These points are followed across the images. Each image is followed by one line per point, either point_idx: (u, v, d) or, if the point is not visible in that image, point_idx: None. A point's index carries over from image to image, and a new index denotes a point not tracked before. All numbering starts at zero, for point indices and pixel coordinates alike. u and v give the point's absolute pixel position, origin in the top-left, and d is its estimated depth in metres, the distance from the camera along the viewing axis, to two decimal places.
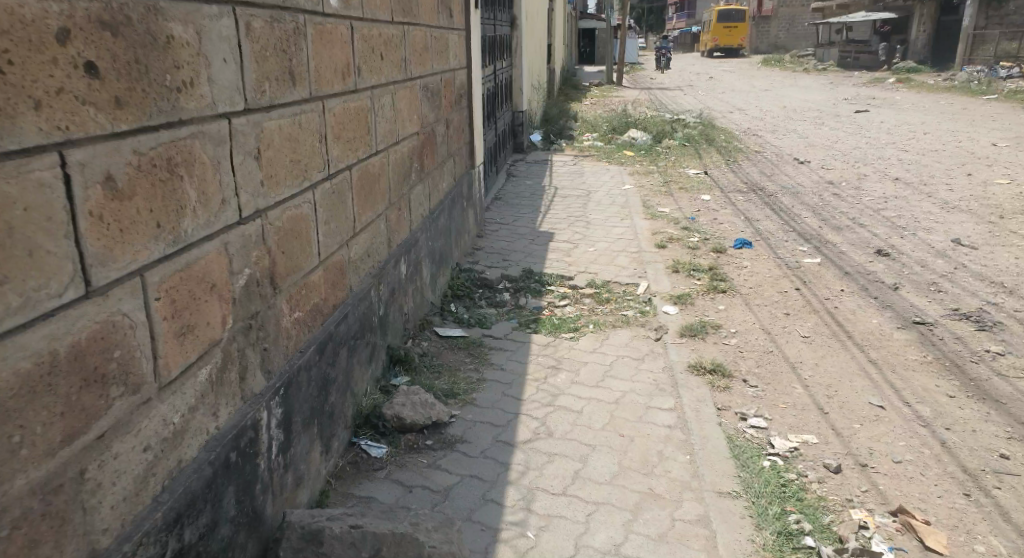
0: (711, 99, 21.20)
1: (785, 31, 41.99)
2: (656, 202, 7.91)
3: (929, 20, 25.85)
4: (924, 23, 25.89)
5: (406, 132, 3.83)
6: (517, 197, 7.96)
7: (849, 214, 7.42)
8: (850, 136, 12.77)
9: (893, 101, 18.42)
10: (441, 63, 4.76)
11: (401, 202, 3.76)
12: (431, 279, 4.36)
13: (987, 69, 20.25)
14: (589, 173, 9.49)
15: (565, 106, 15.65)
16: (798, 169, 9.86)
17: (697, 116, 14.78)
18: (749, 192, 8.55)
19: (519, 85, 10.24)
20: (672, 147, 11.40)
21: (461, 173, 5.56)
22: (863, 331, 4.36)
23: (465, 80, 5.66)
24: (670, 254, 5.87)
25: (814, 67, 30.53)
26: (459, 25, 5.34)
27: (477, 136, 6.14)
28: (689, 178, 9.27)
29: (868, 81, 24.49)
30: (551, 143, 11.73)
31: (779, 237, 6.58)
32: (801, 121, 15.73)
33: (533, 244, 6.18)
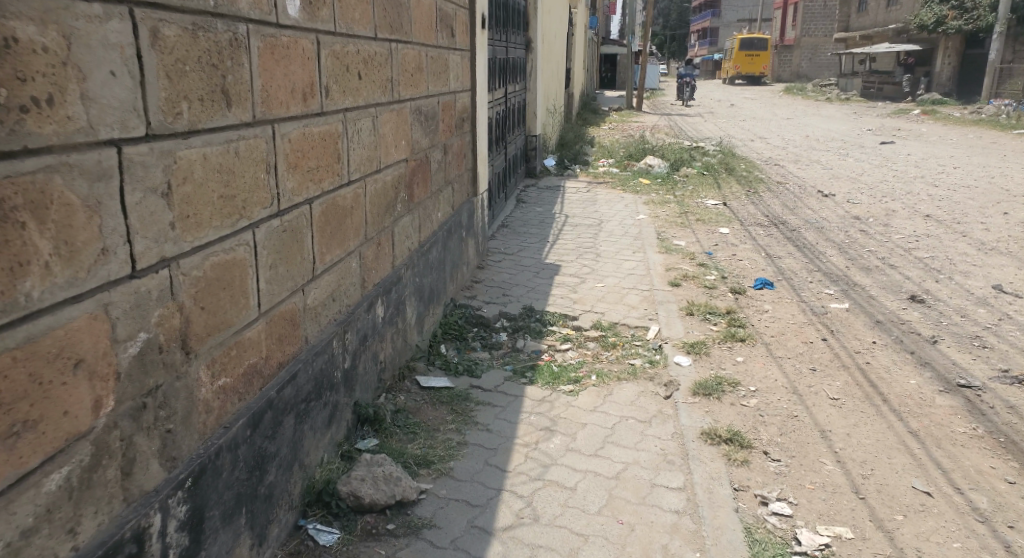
0: (732, 126, 20.76)
1: (808, 59, 41.55)
2: (672, 235, 7.46)
3: (955, 53, 25.53)
4: (949, 56, 25.66)
5: (391, 159, 3.46)
6: (526, 225, 7.56)
7: (878, 252, 6.91)
8: (876, 168, 12.29)
9: (920, 134, 17.88)
10: (440, 85, 4.41)
11: (382, 236, 3.38)
12: (418, 319, 3.96)
13: (1015, 103, 19.72)
14: (603, 202, 9.08)
15: (582, 130, 15.31)
16: (822, 202, 9.41)
17: (717, 144, 14.39)
18: (770, 226, 8.08)
19: (534, 109, 9.90)
20: (690, 175, 10.99)
21: (461, 202, 5.18)
22: (901, 394, 3.87)
23: (469, 103, 5.30)
24: (684, 293, 5.41)
25: (837, 97, 30.12)
26: (463, 44, 4.98)
27: (483, 161, 5.76)
28: (707, 209, 8.84)
29: (892, 112, 24.01)
30: (566, 168, 11.36)
31: (802, 276, 6.08)
32: (824, 150, 15.28)
33: (536, 278, 5.73)
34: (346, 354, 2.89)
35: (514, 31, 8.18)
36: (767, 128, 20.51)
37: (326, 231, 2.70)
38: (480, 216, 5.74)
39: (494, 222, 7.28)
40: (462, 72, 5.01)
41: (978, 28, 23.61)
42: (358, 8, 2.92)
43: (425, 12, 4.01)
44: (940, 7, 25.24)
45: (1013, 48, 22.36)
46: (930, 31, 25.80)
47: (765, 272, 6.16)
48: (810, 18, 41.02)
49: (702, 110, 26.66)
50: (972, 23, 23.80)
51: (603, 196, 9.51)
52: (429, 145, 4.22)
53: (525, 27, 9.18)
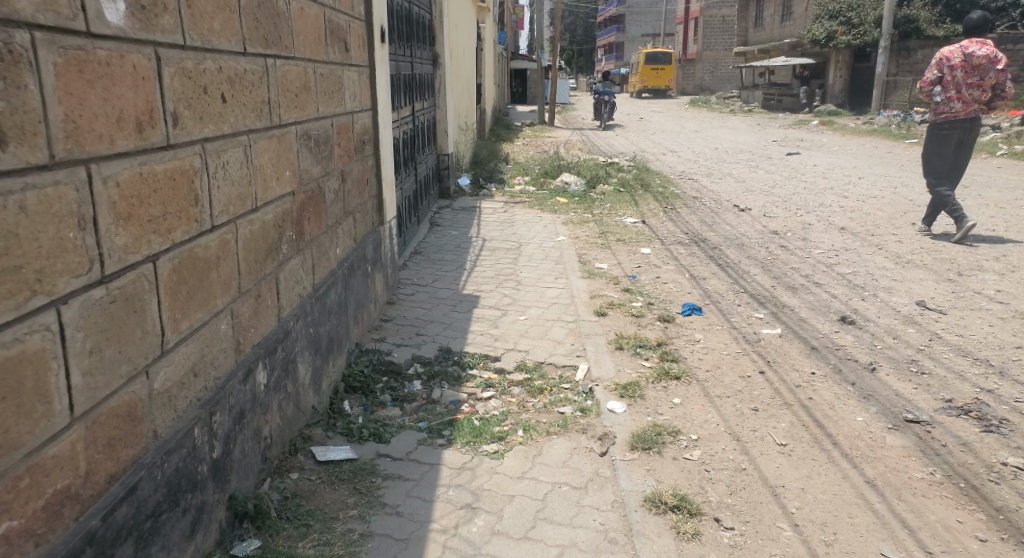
0: (644, 140, 20.83)
1: (712, 73, 42.65)
2: (593, 257, 7.09)
3: (844, 67, 26.41)
4: (840, 70, 26.47)
5: (272, 194, 2.93)
6: (440, 251, 7.04)
7: (801, 269, 6.72)
8: (787, 180, 12.36)
9: (822, 144, 18.30)
10: (332, 105, 3.88)
11: (262, 286, 2.84)
12: (315, 376, 3.42)
13: (903, 114, 20.54)
14: (520, 223, 8.67)
15: (495, 148, 14.95)
16: (739, 217, 9.28)
17: (631, 159, 14.26)
18: (691, 244, 7.83)
19: (444, 127, 9.43)
20: (607, 193, 10.73)
21: (366, 234, 4.64)
22: (848, 435, 3.50)
23: (370, 124, 4.79)
24: (611, 323, 5.00)
25: (740, 110, 30.94)
26: (360, 59, 4.47)
27: (391, 186, 5.25)
28: (627, 228, 8.55)
29: (796, 122, 24.68)
30: (481, 188, 10.91)
31: (729, 298, 5.78)
32: (735, 163, 15.39)
33: (453, 311, 5.21)
34: (215, 440, 2.34)
35: (419, 46, 7.70)
36: (678, 141, 20.67)
37: (181, 292, 2.16)
38: (388, 248, 5.20)
39: (405, 250, 6.74)
40: (360, 90, 4.49)
41: (865, 44, 24.59)
42: (217, 16, 2.40)
43: (311, 22, 3.50)
44: (828, 23, 26.11)
45: (897, 62, 23.18)
46: (821, 45, 26.58)
47: (693, 295, 5.84)
48: (710, 34, 42.15)
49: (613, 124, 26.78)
50: (861, 37, 24.77)
51: (520, 216, 9.10)
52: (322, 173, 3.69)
53: (431, 42, 8.72)
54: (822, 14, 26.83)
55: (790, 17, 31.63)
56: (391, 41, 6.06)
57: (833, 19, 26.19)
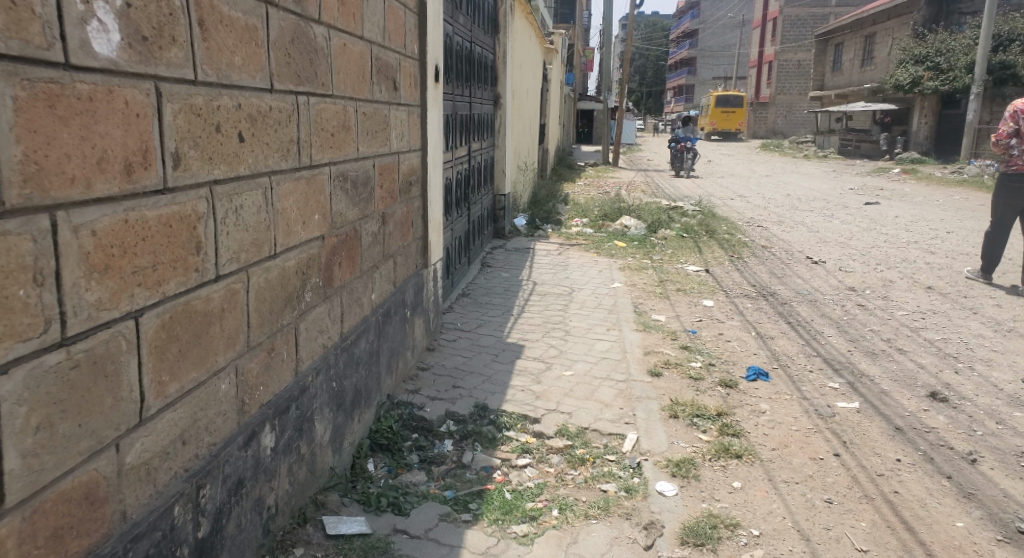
0: (712, 183, 20.33)
1: (785, 116, 41.80)
2: (650, 307, 6.72)
3: (931, 113, 25.48)
4: (926, 117, 25.58)
5: (294, 240, 2.69)
6: (488, 294, 6.80)
7: (879, 332, 6.21)
8: (865, 232, 11.74)
9: (903, 194, 17.49)
10: (375, 145, 3.65)
11: (277, 339, 2.60)
12: (333, 433, 3.17)
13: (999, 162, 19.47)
14: (575, 267, 8.37)
15: (556, 188, 14.73)
16: (812, 270, 8.77)
17: (697, 203, 13.84)
18: (757, 297, 7.38)
19: (502, 166, 9.26)
20: (670, 238, 10.34)
21: (405, 278, 4.42)
22: (946, 544, 3.07)
23: (418, 164, 4.58)
24: (666, 385, 4.63)
25: (815, 155, 30.10)
26: (410, 97, 4.27)
27: (436, 228, 5.02)
28: (690, 277, 8.15)
29: (873, 170, 23.77)
30: (537, 228, 10.66)
31: (797, 362, 5.34)
32: (810, 211, 14.79)
33: (494, 362, 4.93)
34: (202, 517, 2.07)
35: (480, 84, 7.56)
36: (747, 185, 20.11)
37: (172, 349, 1.89)
38: (431, 292, 4.98)
39: (450, 292, 6.52)
40: (408, 129, 4.28)
41: (954, 89, 23.52)
42: (240, 49, 2.16)
43: (356, 58, 3.30)
44: (914, 67, 25.28)
45: (992, 110, 22.28)
46: (906, 91, 25.72)
47: (758, 356, 5.42)
48: (785, 77, 41.38)
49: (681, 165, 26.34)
50: (949, 84, 23.75)
51: (575, 260, 8.80)
52: (358, 216, 3.46)
53: (492, 80, 8.58)
54: (905, 60, 25.92)
55: (872, 61, 30.69)
56: (448, 79, 5.90)
57: (918, 64, 25.28)
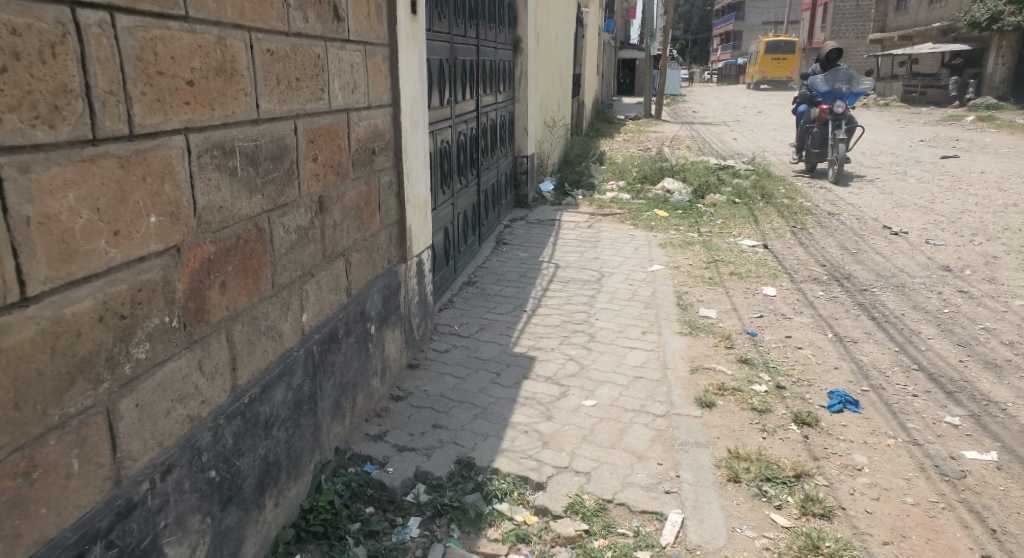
0: (766, 137, 18.72)
1: (842, 63, 39.28)
2: (694, 299, 5.50)
3: (1009, 53, 23.38)
4: (1003, 56, 23.49)
5: (86, 265, 1.61)
6: (497, 283, 5.70)
7: (992, 331, 4.90)
8: (946, 192, 10.28)
9: (981, 145, 15.78)
10: (302, 98, 2.59)
11: (46, 450, 1.53)
12: (212, 549, 2.04)
13: None
14: (605, 245, 7.22)
15: (591, 145, 13.49)
16: (890, 242, 7.44)
17: (750, 161, 12.45)
18: (831, 280, 6.09)
19: (523, 124, 8.33)
20: (718, 204, 9.00)
21: (370, 277, 3.39)
22: None
23: (387, 126, 3.55)
24: (720, 424, 3.45)
25: (875, 103, 28.09)
26: (368, 37, 3.21)
27: (417, 206, 3.99)
28: (742, 253, 6.90)
29: (942, 118, 21.87)
30: (565, 194, 9.52)
31: (891, 380, 4.11)
32: (878, 167, 13.28)
33: (492, 385, 3.80)
34: None
35: (490, 25, 6.41)
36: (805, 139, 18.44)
37: None
38: (411, 293, 3.94)
39: (451, 285, 5.46)
40: (367, 78, 3.23)
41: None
42: None
43: None
44: (996, 1, 23.14)
45: None
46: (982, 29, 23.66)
47: (839, 373, 4.19)
48: (841, 20, 38.82)
49: (728, 118, 24.65)
50: None
51: (607, 234, 7.63)
52: (273, 204, 2.40)
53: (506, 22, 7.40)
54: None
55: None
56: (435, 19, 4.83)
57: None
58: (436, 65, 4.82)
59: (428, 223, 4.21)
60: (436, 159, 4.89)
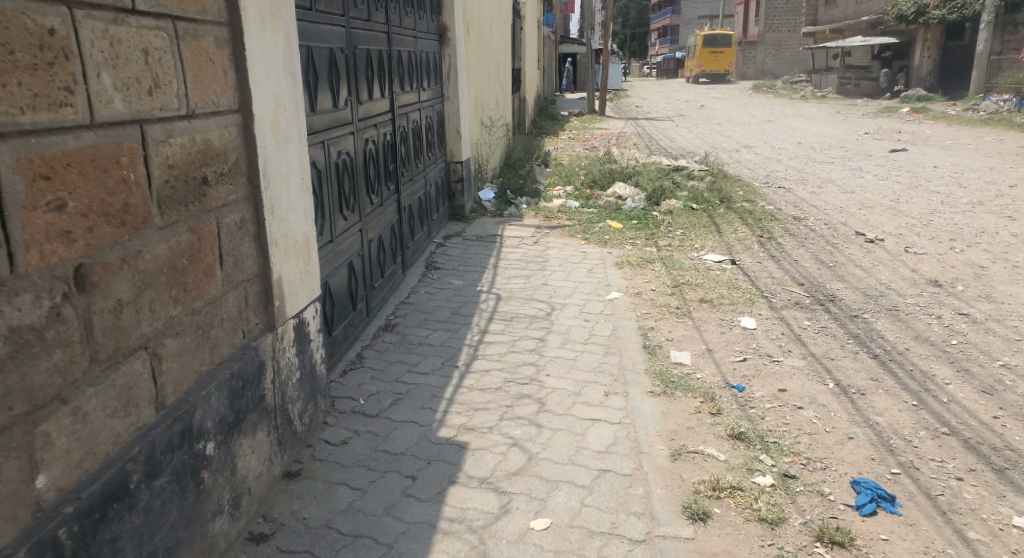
0: (711, 133, 17.95)
1: (777, 56, 39.27)
2: (661, 340, 4.49)
3: (934, 45, 23.39)
4: (929, 49, 23.53)
5: None
6: (422, 326, 4.63)
7: (1015, 370, 3.98)
8: (908, 189, 9.58)
9: (927, 137, 15.34)
10: (10, 103, 1.59)
11: None
12: None
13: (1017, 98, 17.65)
14: (552, 267, 6.19)
15: (534, 145, 12.52)
16: (868, 251, 6.59)
17: (701, 160, 11.61)
18: (814, 305, 5.15)
19: (453, 125, 7.42)
20: (675, 211, 8.10)
21: (196, 376, 2.23)
22: None
23: (233, 140, 2.62)
24: (722, 554, 2.47)
25: (812, 95, 27.88)
26: (190, 13, 2.21)
27: (293, 246, 3.03)
28: (706, 272, 5.96)
29: (880, 110, 21.59)
30: (507, 203, 8.51)
31: (924, 454, 3.15)
32: (829, 162, 12.62)
33: (403, 499, 2.72)
34: None
35: (395, 7, 5.47)
36: (750, 134, 17.75)
37: None
38: (289, 368, 2.98)
39: (364, 334, 4.41)
40: (186, 72, 2.20)
41: (964, 19, 21.51)
42: None
43: None
44: None
45: (1002, 37, 20.30)
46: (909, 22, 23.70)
47: (857, 443, 3.23)
48: (773, 13, 38.69)
49: (671, 113, 23.97)
50: (958, 12, 21.71)
51: (555, 253, 6.63)
52: None
53: (421, 7, 6.45)
54: None
55: None
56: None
57: None
58: (321, 53, 3.81)
59: (315, 267, 3.25)
60: (328, 178, 3.87)
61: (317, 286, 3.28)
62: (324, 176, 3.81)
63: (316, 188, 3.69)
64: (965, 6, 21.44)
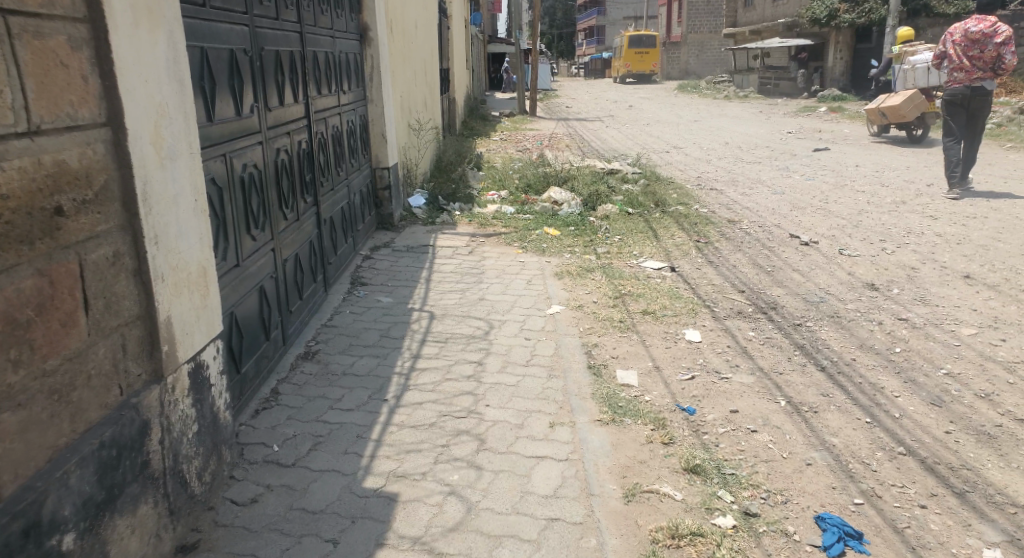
0: (641, 134, 17.95)
1: (700, 57, 39.94)
2: (606, 358, 4.23)
3: (846, 48, 24.14)
4: (841, 51, 24.28)
5: None
6: (347, 352, 4.24)
7: (960, 379, 3.84)
8: (836, 189, 9.63)
9: (848, 135, 15.65)
10: None
11: None
12: None
13: None
14: (488, 279, 5.87)
15: (465, 148, 12.18)
16: (804, 254, 6.50)
17: (633, 162, 11.48)
18: (758, 313, 4.97)
19: (378, 129, 7.03)
20: (612, 217, 7.89)
21: (52, 451, 2.03)
22: None
23: (103, 161, 2.24)
24: None
25: (736, 95, 28.36)
26: (31, 7, 1.97)
27: (187, 279, 2.61)
28: (646, 282, 5.74)
29: (800, 109, 22.04)
30: (438, 210, 8.14)
31: (885, 479, 2.95)
32: (757, 163, 12.68)
33: None
34: None
35: (309, 4, 5.08)
36: (679, 134, 17.83)
37: None
38: (183, 422, 2.60)
39: (279, 366, 3.99)
40: (26, 79, 1.96)
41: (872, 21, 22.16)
42: None
43: None
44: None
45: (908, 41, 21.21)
46: (821, 25, 24.18)
47: (816, 470, 3.00)
48: (696, 14, 39.30)
49: (600, 113, 23.98)
50: (865, 17, 22.29)
51: (491, 264, 6.31)
52: None
53: (339, 5, 6.05)
54: None
55: None
56: None
57: None
58: (219, 56, 3.39)
59: (217, 300, 2.82)
60: (231, 194, 3.43)
61: (218, 321, 2.83)
62: (225, 192, 3.36)
63: (216, 207, 3.26)
64: (872, 11, 22.06)
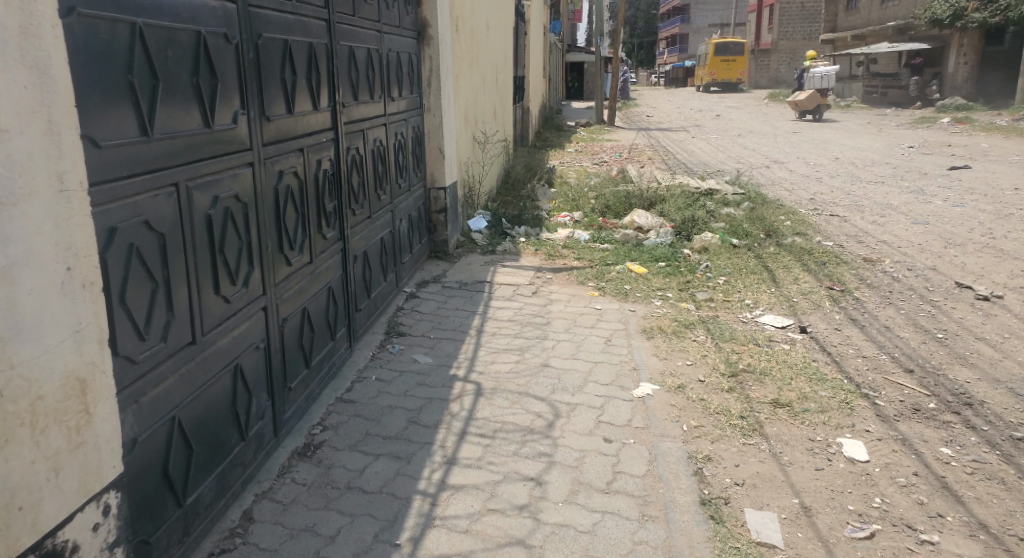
0: (735, 146, 16.37)
1: (794, 63, 37.70)
2: (726, 485, 2.94)
3: (972, 51, 21.79)
4: (965, 55, 21.91)
5: None
6: (358, 448, 3.14)
7: None
8: (991, 219, 7.96)
9: (982, 151, 13.69)
10: None
11: None
12: None
13: None
14: (563, 334, 4.63)
15: (538, 160, 10.99)
16: (980, 315, 4.99)
17: (734, 180, 10.03)
18: (941, 412, 3.67)
19: (437, 142, 5.97)
20: (714, 249, 6.52)
21: None
22: None
23: None
24: None
25: (836, 104, 26.29)
26: None
27: (22, 410, 1.62)
28: (773, 350, 4.39)
29: (915, 120, 19.91)
30: (501, 234, 6.99)
31: None
32: (880, 182, 11.02)
33: None
34: None
35: None
36: (780, 147, 16.18)
37: None
38: None
39: (262, 471, 2.92)
40: None
41: (1007, 21, 19.81)
42: None
43: None
44: None
45: None
46: (947, 26, 21.84)
47: None
48: (789, 22, 37.19)
49: (687, 123, 22.39)
50: (1000, 15, 20.01)
51: (559, 310, 5.10)
52: None
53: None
54: None
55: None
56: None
57: None
58: (161, 42, 2.13)
59: (97, 426, 1.84)
60: (193, 240, 2.32)
61: (108, 462, 1.88)
62: (182, 238, 2.25)
63: (156, 261, 2.13)
64: (1008, 8, 19.75)
